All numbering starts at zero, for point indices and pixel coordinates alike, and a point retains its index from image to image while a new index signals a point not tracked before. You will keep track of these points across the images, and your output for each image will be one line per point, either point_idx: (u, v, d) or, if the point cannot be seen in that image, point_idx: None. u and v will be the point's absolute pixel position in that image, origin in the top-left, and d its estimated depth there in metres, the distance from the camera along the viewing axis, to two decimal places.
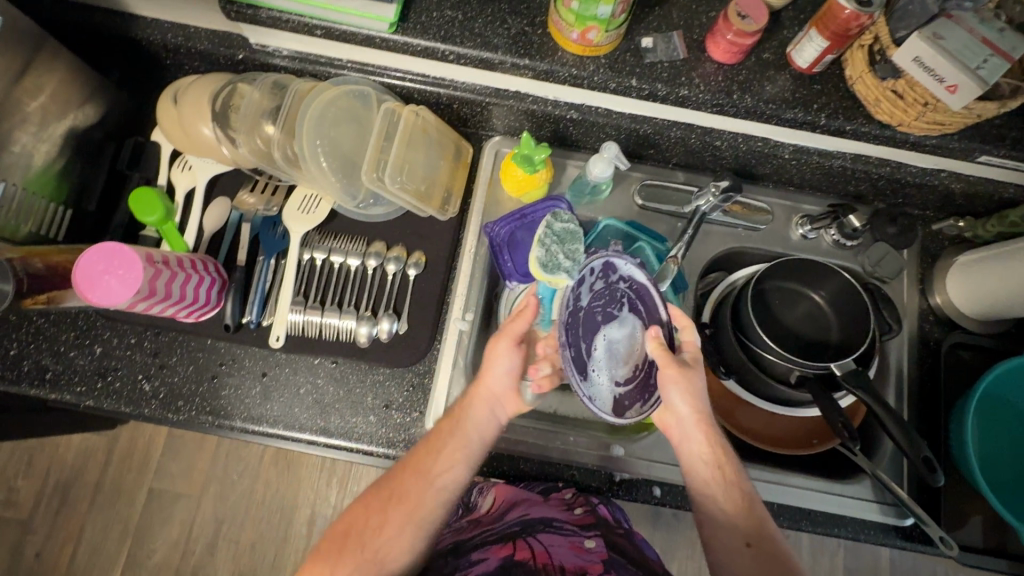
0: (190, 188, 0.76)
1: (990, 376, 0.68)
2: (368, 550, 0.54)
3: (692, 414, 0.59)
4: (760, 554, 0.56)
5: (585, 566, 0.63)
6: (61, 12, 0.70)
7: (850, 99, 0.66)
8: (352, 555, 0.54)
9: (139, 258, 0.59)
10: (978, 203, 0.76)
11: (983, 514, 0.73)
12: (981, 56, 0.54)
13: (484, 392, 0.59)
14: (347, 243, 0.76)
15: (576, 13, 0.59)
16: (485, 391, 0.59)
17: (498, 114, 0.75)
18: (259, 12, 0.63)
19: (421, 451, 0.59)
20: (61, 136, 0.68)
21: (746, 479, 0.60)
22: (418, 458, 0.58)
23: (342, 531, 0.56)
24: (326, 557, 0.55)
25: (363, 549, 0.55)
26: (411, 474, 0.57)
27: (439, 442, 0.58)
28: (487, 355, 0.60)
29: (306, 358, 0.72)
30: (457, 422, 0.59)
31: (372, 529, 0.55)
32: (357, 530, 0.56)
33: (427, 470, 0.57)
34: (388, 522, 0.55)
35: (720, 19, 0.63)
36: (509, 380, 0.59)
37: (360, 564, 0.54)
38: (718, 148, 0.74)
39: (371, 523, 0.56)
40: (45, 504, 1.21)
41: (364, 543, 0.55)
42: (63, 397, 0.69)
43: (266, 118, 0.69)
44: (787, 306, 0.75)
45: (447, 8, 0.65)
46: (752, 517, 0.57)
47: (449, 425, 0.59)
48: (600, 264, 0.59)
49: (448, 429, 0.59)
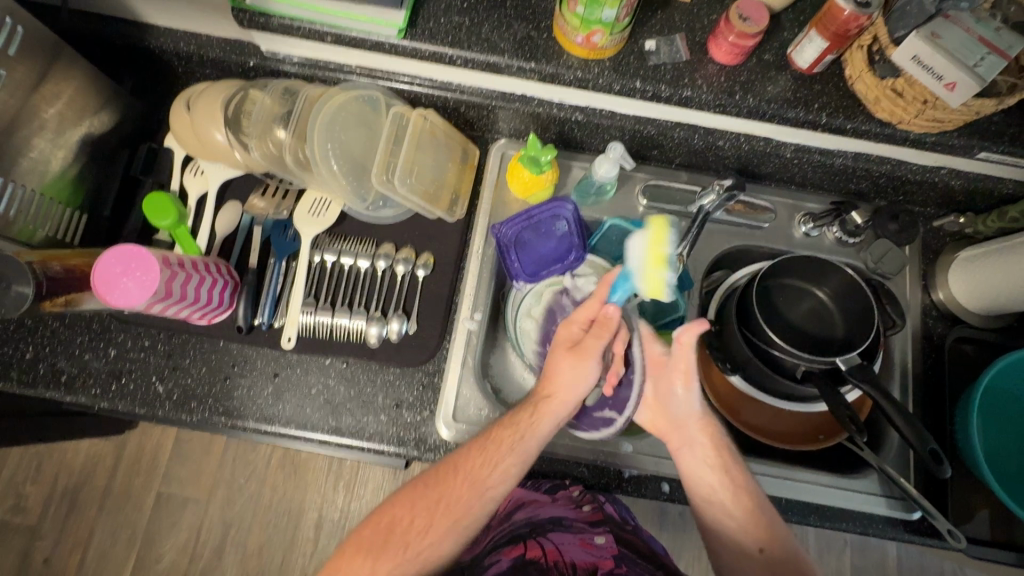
0: (202, 193, 0.78)
1: (994, 369, 0.69)
2: (412, 551, 0.54)
3: (693, 420, 0.61)
4: (771, 560, 0.57)
5: (596, 561, 0.64)
6: (76, 22, 0.71)
7: (850, 98, 0.67)
8: (394, 553, 0.54)
9: (156, 261, 0.61)
10: (977, 199, 0.77)
11: (989, 507, 0.73)
12: (979, 55, 0.55)
13: (555, 403, 0.58)
14: (356, 245, 0.77)
15: (581, 18, 0.61)
16: (555, 402, 0.58)
17: (504, 117, 0.77)
18: (271, 20, 0.64)
19: (469, 455, 0.57)
20: (77, 143, 0.69)
21: (755, 485, 0.60)
22: (469, 466, 0.57)
23: (385, 523, 0.56)
24: (366, 554, 0.55)
25: (406, 550, 0.54)
26: (461, 479, 0.56)
27: (494, 452, 0.57)
28: (556, 366, 0.59)
29: (317, 359, 0.73)
30: (519, 435, 0.57)
31: (417, 529, 0.55)
32: (401, 526, 0.56)
33: (477, 479, 0.56)
34: (433, 525, 0.55)
35: (722, 22, 0.64)
36: (579, 392, 0.58)
37: (404, 563, 0.54)
38: (721, 149, 0.75)
39: (413, 524, 0.55)
40: (54, 509, 1.22)
41: (407, 543, 0.55)
42: (78, 399, 0.70)
43: (278, 123, 0.71)
44: (791, 303, 0.76)
45: (454, 14, 0.67)
46: (760, 520, 0.58)
47: (509, 433, 0.57)
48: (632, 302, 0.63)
49: (506, 444, 0.57)
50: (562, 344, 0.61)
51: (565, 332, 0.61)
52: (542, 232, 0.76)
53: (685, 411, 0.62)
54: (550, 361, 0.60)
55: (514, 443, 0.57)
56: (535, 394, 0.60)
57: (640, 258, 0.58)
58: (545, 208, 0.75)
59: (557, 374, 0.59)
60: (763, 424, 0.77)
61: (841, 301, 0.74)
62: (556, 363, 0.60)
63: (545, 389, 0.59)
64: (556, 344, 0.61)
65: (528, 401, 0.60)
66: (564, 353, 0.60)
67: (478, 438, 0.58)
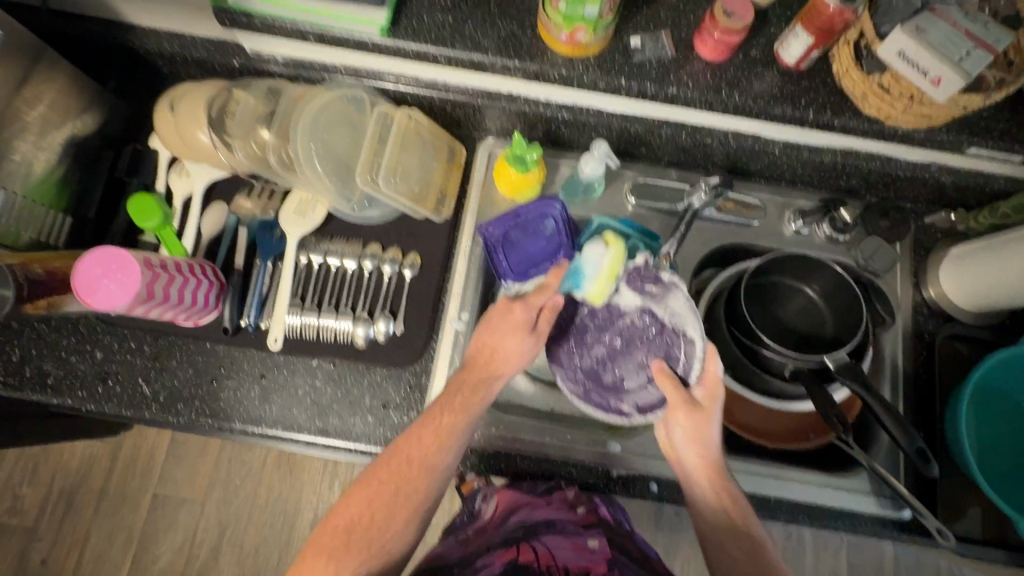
0: (188, 195, 0.77)
1: (984, 367, 0.69)
2: (376, 546, 0.54)
3: (696, 458, 0.58)
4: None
5: (589, 565, 0.61)
6: (59, 22, 0.71)
7: (838, 94, 0.66)
8: (359, 547, 0.54)
9: (137, 262, 0.60)
10: (968, 195, 0.77)
11: (980, 505, 0.73)
12: (964, 49, 0.55)
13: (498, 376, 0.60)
14: (343, 245, 0.77)
15: (564, 14, 0.60)
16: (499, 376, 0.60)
17: (490, 116, 0.76)
18: (253, 19, 0.64)
19: (416, 443, 0.57)
20: (61, 145, 0.69)
21: (757, 530, 0.57)
22: (417, 450, 0.56)
23: (343, 528, 0.54)
24: (329, 554, 0.53)
25: (373, 544, 0.54)
26: (415, 462, 0.56)
27: (444, 432, 0.57)
28: (509, 345, 0.60)
29: (304, 360, 0.72)
30: (464, 404, 0.58)
31: (378, 524, 0.55)
32: (360, 527, 0.54)
33: (427, 461, 0.56)
34: (392, 518, 0.55)
35: (707, 18, 0.64)
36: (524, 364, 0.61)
37: (367, 560, 0.53)
38: (709, 146, 0.75)
39: (368, 520, 0.54)
40: (50, 511, 1.22)
41: (371, 537, 0.54)
42: (64, 402, 0.70)
43: (261, 123, 0.71)
44: (782, 302, 0.75)
45: (437, 12, 0.66)
46: (757, 559, 0.56)
47: (455, 411, 0.58)
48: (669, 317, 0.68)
49: (451, 417, 0.58)
50: (514, 323, 0.61)
51: (521, 312, 0.61)
52: (530, 231, 0.75)
53: (686, 448, 0.58)
54: (498, 337, 0.60)
55: (458, 422, 0.57)
56: (479, 365, 0.61)
57: (599, 265, 0.67)
58: (533, 208, 0.75)
59: (501, 347, 0.60)
60: (755, 424, 0.76)
61: (830, 299, 0.73)
62: (506, 338, 0.60)
63: (490, 362, 0.60)
64: (508, 317, 0.61)
65: (470, 374, 0.60)
66: (513, 329, 0.60)
67: (421, 419, 0.58)
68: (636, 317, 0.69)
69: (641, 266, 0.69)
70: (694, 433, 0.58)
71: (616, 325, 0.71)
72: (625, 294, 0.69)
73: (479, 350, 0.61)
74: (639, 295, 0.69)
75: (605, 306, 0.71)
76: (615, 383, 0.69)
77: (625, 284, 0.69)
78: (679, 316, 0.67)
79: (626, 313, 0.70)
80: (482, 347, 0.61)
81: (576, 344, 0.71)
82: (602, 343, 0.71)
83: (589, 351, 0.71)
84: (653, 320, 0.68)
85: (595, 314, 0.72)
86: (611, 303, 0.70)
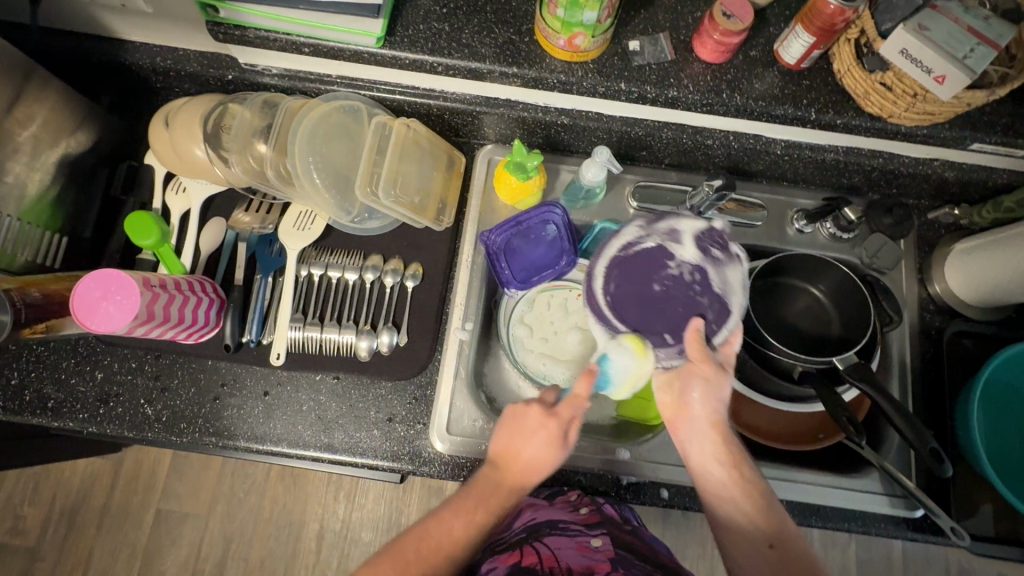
0: (185, 210, 0.77)
1: (993, 363, 0.68)
2: None
3: (707, 416, 0.54)
4: (785, 558, 0.50)
5: (592, 565, 0.57)
6: (48, 39, 0.70)
7: (839, 93, 0.66)
8: None
9: (137, 283, 0.59)
10: (972, 190, 0.76)
11: (993, 501, 0.72)
12: (968, 46, 0.54)
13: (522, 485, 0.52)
14: (344, 257, 0.76)
15: (562, 20, 0.59)
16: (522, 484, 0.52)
17: (489, 123, 0.75)
18: (247, 32, 0.63)
19: (436, 532, 0.50)
20: (55, 164, 0.68)
21: (765, 491, 0.53)
22: (442, 542, 0.50)
23: None
24: None
25: None
26: (430, 553, 0.50)
27: (470, 534, 0.51)
28: (533, 456, 0.51)
29: (307, 375, 0.72)
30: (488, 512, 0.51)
31: None
32: None
33: (452, 556, 0.50)
34: None
35: (706, 19, 0.63)
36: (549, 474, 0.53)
37: None
38: (710, 148, 0.74)
39: None
40: (53, 530, 1.21)
41: None
42: (65, 424, 0.69)
43: (258, 137, 0.69)
44: (788, 302, 0.75)
45: (434, 20, 0.66)
46: (771, 516, 0.52)
47: (484, 520, 0.51)
48: (715, 285, 0.59)
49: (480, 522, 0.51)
50: (545, 434, 0.52)
51: (555, 426, 0.52)
52: (532, 238, 0.75)
53: (701, 408, 0.54)
54: (530, 448, 0.51)
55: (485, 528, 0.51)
56: (502, 472, 0.52)
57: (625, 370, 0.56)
58: (535, 214, 0.74)
59: (528, 459, 0.52)
60: (764, 426, 0.75)
61: (836, 298, 0.73)
62: (535, 450, 0.51)
63: (519, 472, 0.52)
64: (538, 424, 0.52)
65: (498, 482, 0.52)
66: (544, 441, 0.51)
67: (451, 504, 0.52)
68: (686, 270, 0.60)
69: (715, 230, 0.61)
70: (712, 392, 0.54)
71: (661, 270, 0.61)
72: (686, 246, 0.61)
73: (504, 457, 0.52)
74: (702, 253, 0.60)
75: (657, 246, 0.62)
76: (638, 319, 0.59)
77: (691, 236, 0.61)
78: (730, 289, 0.59)
79: (678, 262, 0.61)
80: (503, 450, 0.52)
81: (611, 270, 0.62)
82: (641, 281, 0.61)
83: (622, 280, 0.61)
84: (704, 281, 0.59)
85: (646, 252, 0.62)
86: (664, 244, 0.61)
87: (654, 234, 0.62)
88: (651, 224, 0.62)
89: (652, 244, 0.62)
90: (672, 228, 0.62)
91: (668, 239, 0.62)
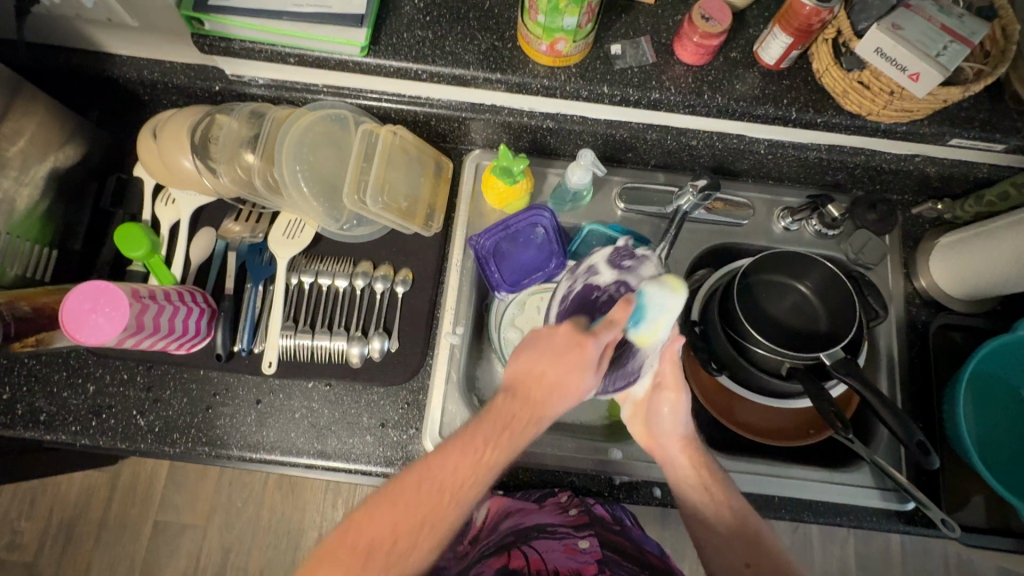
0: (174, 222, 0.77)
1: (979, 355, 0.69)
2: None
3: (674, 434, 0.61)
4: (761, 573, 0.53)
5: (579, 568, 0.59)
6: (35, 54, 0.70)
7: (818, 92, 0.67)
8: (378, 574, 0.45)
9: (124, 295, 0.60)
10: (954, 185, 0.77)
11: (983, 493, 0.73)
12: (941, 43, 0.55)
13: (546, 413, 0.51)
14: (334, 265, 0.77)
15: (543, 26, 0.60)
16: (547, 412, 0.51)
17: (476, 129, 0.76)
18: (232, 44, 0.64)
19: (448, 465, 0.47)
20: (43, 178, 0.69)
21: (744, 508, 0.58)
22: (449, 474, 0.47)
23: (362, 548, 0.45)
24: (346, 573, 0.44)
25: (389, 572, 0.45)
26: (441, 488, 0.47)
27: (483, 469, 0.48)
28: (561, 376, 0.50)
29: (299, 383, 0.72)
30: (511, 439, 0.49)
31: (400, 550, 0.45)
32: (380, 552, 0.45)
33: (460, 491, 0.47)
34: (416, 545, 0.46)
35: (685, 23, 0.64)
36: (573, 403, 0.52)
37: None
38: (695, 148, 0.75)
39: (388, 550, 0.45)
40: (50, 544, 1.20)
41: (389, 565, 0.45)
42: (58, 437, 0.69)
43: (245, 146, 0.70)
44: (774, 299, 0.76)
45: (417, 28, 0.66)
46: (747, 531, 0.56)
47: (500, 449, 0.48)
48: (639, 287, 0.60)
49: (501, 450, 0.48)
50: (574, 360, 0.50)
51: (586, 350, 0.51)
52: (520, 242, 0.76)
53: (668, 429, 0.61)
54: (558, 367, 0.50)
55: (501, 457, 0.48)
56: (526, 400, 0.50)
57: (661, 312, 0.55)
58: (522, 218, 0.75)
59: (557, 384, 0.50)
60: (754, 423, 0.76)
61: (823, 295, 0.73)
62: (563, 374, 0.50)
63: (544, 396, 0.50)
64: (567, 346, 0.51)
65: (518, 409, 0.50)
66: (573, 362, 0.50)
67: (459, 436, 0.49)
68: (613, 292, 0.62)
69: (621, 247, 0.64)
70: (680, 416, 0.61)
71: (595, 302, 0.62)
72: (604, 272, 0.63)
73: (527, 383, 0.51)
74: (617, 271, 0.62)
75: (583, 285, 0.63)
76: None
77: (604, 262, 0.63)
78: None
79: (604, 291, 0.62)
80: (532, 377, 0.51)
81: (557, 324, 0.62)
82: (584, 322, 0.62)
83: None
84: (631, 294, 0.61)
85: (576, 293, 0.63)
86: (587, 282, 0.63)
87: (578, 278, 0.64)
88: (573, 270, 0.65)
89: (579, 286, 0.63)
90: (588, 264, 0.64)
91: (588, 275, 0.63)
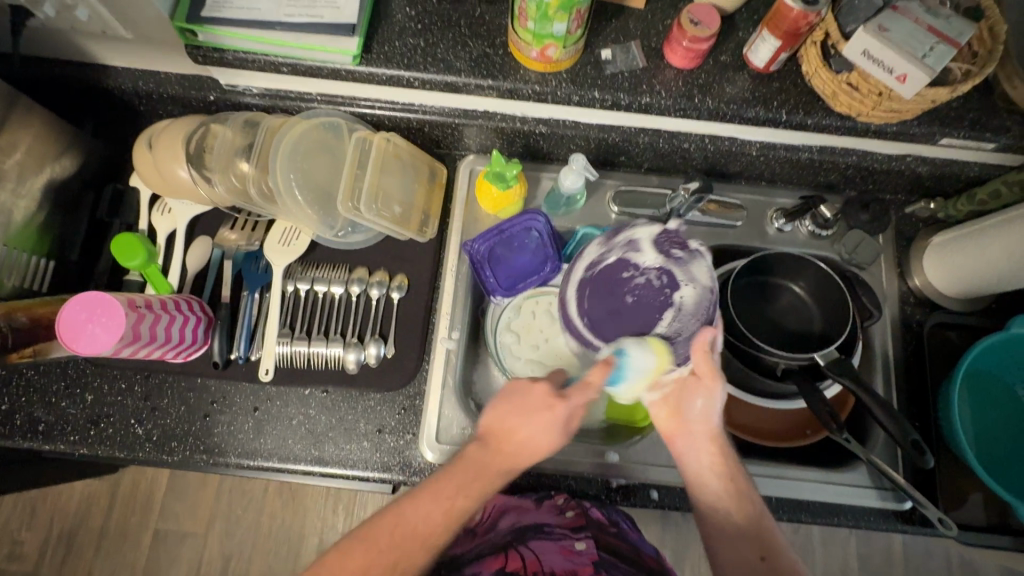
0: (171, 231, 0.78)
1: (974, 353, 0.69)
2: None
3: (704, 429, 0.55)
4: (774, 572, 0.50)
5: (575, 569, 0.59)
6: (31, 67, 0.71)
7: (808, 93, 0.67)
8: None
9: (121, 305, 0.60)
10: (946, 184, 0.77)
11: (981, 491, 0.73)
12: (928, 44, 0.56)
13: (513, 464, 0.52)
14: (330, 271, 0.77)
15: (533, 33, 0.61)
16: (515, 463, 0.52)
17: (470, 135, 0.77)
18: (225, 54, 0.65)
19: (420, 512, 0.49)
20: (40, 190, 0.69)
21: (758, 503, 0.54)
22: (420, 521, 0.49)
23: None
24: None
25: None
26: (411, 532, 0.49)
27: (452, 516, 0.50)
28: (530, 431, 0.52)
29: (296, 390, 0.72)
30: (479, 492, 0.51)
31: None
32: None
33: (431, 539, 0.49)
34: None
35: (674, 27, 0.64)
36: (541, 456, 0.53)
37: None
38: (687, 151, 0.75)
39: None
40: (51, 554, 1.20)
41: None
42: (56, 447, 0.70)
43: (240, 155, 0.71)
44: (770, 300, 0.76)
45: (409, 36, 0.67)
46: (760, 526, 0.53)
47: (467, 500, 0.50)
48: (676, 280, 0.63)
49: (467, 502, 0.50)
50: (546, 416, 0.52)
51: (556, 409, 0.52)
52: (515, 246, 0.76)
53: (697, 417, 0.55)
54: (527, 426, 0.52)
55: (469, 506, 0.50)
56: (496, 453, 0.52)
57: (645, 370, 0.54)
58: (517, 222, 0.75)
59: (526, 440, 0.52)
60: (751, 425, 0.76)
61: (817, 295, 0.74)
62: (532, 430, 0.52)
63: (512, 450, 0.52)
64: (538, 403, 0.52)
65: (488, 462, 0.52)
66: (544, 420, 0.52)
67: (432, 484, 0.51)
68: (652, 276, 0.63)
69: (671, 229, 0.62)
70: (711, 407, 0.55)
71: (631, 280, 0.64)
72: (645, 252, 0.63)
73: (499, 435, 0.52)
74: (661, 255, 0.62)
75: (620, 258, 0.64)
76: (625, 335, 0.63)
77: (648, 241, 0.62)
78: (698, 283, 0.62)
79: (642, 271, 0.64)
80: (503, 432, 0.52)
81: (585, 291, 0.65)
82: (613, 296, 0.64)
83: (597, 303, 0.64)
84: (670, 282, 0.63)
85: (612, 266, 0.65)
86: (624, 256, 0.64)
87: (615, 248, 0.64)
88: (610, 239, 0.65)
89: (615, 257, 0.64)
90: (629, 237, 0.63)
91: (628, 249, 0.64)
